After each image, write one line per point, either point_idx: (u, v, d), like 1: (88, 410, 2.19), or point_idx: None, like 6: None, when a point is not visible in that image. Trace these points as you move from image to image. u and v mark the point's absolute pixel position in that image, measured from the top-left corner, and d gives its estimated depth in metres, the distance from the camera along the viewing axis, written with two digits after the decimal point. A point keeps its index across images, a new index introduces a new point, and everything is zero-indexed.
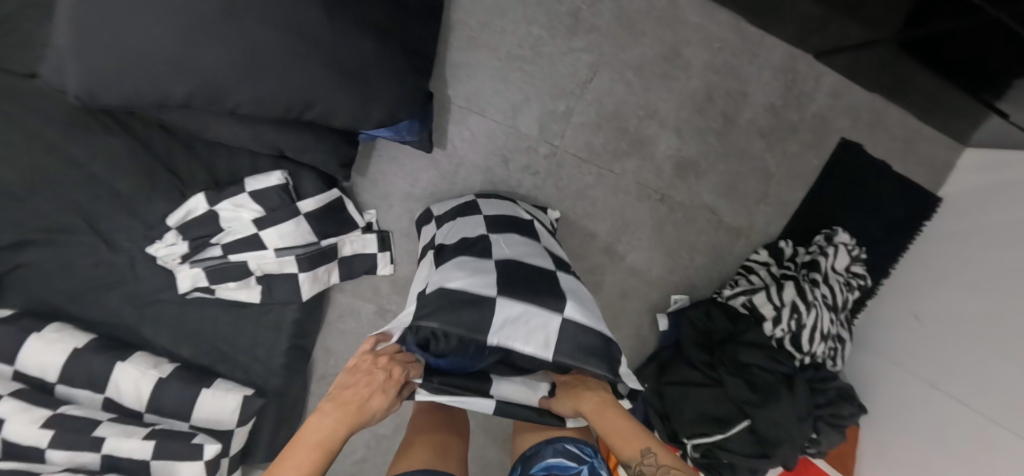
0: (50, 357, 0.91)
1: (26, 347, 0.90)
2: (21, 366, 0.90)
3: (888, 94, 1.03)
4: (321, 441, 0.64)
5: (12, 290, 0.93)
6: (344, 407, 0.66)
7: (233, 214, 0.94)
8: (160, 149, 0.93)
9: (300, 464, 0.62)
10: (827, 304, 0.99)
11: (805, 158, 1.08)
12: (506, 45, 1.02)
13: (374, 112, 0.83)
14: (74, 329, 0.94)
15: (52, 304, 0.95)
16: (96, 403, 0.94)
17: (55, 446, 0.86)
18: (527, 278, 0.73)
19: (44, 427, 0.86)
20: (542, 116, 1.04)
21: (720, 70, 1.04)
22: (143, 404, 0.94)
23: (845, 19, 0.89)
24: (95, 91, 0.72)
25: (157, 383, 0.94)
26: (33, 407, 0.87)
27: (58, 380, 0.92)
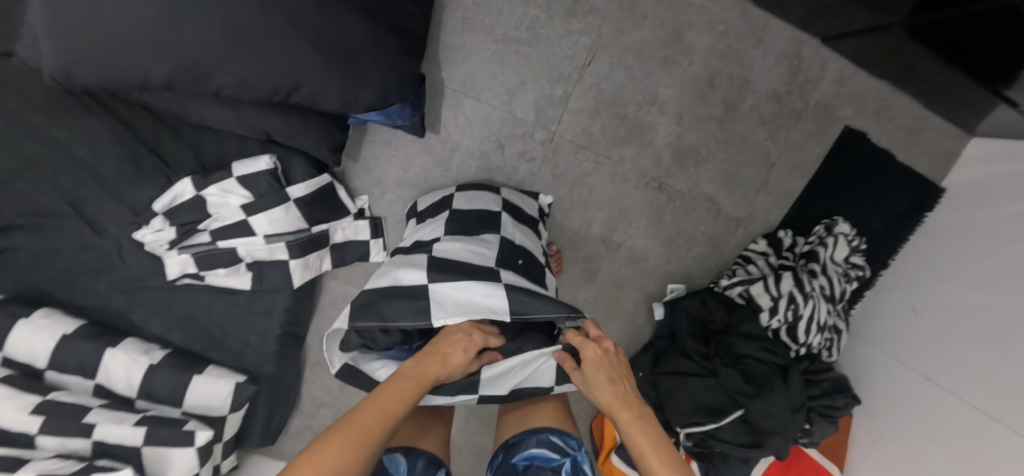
0: (39, 343, 0.90)
1: (13, 333, 0.89)
2: (10, 351, 0.89)
3: (894, 82, 1.00)
4: (412, 380, 0.68)
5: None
6: (430, 358, 0.71)
7: (221, 200, 0.92)
8: (146, 133, 0.91)
9: (393, 393, 0.65)
10: (825, 295, 0.98)
11: (807, 146, 1.05)
12: (502, 27, 0.99)
13: (363, 95, 0.80)
14: (63, 315, 0.93)
15: (39, 289, 0.94)
16: (87, 389, 0.93)
17: (44, 433, 0.85)
18: (462, 266, 0.76)
19: (34, 413, 0.85)
20: (538, 100, 1.01)
21: (723, 55, 1.01)
22: (135, 391, 0.94)
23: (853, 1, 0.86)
24: (72, 72, 0.69)
25: (147, 369, 0.94)
26: (23, 393, 0.87)
27: (47, 367, 0.91)
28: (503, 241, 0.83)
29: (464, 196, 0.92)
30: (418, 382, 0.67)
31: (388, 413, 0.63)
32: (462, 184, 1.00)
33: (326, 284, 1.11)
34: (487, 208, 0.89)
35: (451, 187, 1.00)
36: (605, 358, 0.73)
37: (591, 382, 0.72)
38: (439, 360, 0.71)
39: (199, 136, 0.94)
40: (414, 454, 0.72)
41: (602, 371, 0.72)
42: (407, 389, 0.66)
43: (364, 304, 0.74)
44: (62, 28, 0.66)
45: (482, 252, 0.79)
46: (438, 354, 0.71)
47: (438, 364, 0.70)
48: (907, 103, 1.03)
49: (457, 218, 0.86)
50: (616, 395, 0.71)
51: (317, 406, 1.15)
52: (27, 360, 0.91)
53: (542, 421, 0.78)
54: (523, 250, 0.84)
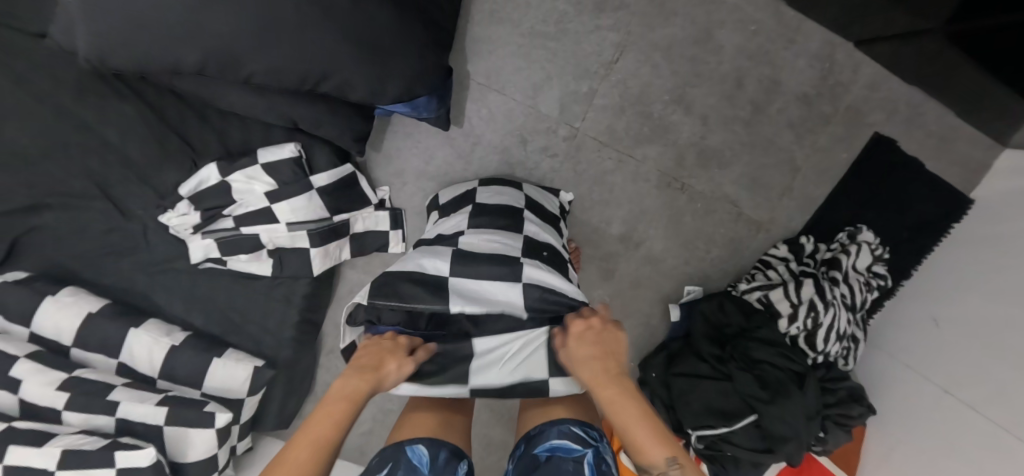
0: (65, 321, 0.92)
1: (41, 310, 0.91)
2: (38, 327, 0.92)
3: (927, 88, 0.98)
4: (343, 398, 0.64)
5: (27, 252, 0.93)
6: (361, 372, 0.67)
7: (245, 186, 0.92)
8: (173, 117, 0.92)
9: (325, 418, 0.62)
10: (846, 304, 0.97)
11: (834, 152, 1.04)
12: (530, 20, 0.98)
13: (390, 86, 0.80)
14: (88, 294, 0.95)
15: (66, 268, 0.96)
16: (111, 367, 0.95)
17: (70, 408, 0.87)
18: (485, 257, 0.77)
19: (61, 389, 0.87)
20: (563, 96, 1.00)
21: (753, 55, 0.99)
22: (156, 371, 0.96)
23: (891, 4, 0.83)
24: (105, 55, 0.69)
25: (169, 350, 0.95)
26: (49, 369, 0.89)
27: (73, 344, 0.93)
28: (526, 238, 0.83)
29: (486, 192, 0.92)
30: (348, 399, 0.64)
31: (320, 443, 0.60)
32: (485, 177, 1.00)
33: (344, 273, 1.12)
34: (511, 204, 0.89)
35: (473, 181, 1.00)
36: (592, 335, 0.70)
37: (577, 351, 0.68)
38: (375, 370, 0.66)
39: (226, 121, 0.95)
40: (436, 445, 0.71)
41: (588, 343, 0.69)
42: (338, 411, 0.63)
43: (385, 282, 0.75)
44: (98, 12, 0.66)
45: (506, 244, 0.80)
46: (365, 368, 0.67)
47: (373, 376, 0.66)
48: (939, 111, 1.01)
49: (479, 213, 0.86)
50: (599, 368, 0.67)
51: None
52: (54, 337, 0.93)
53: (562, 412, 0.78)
54: (548, 244, 0.84)
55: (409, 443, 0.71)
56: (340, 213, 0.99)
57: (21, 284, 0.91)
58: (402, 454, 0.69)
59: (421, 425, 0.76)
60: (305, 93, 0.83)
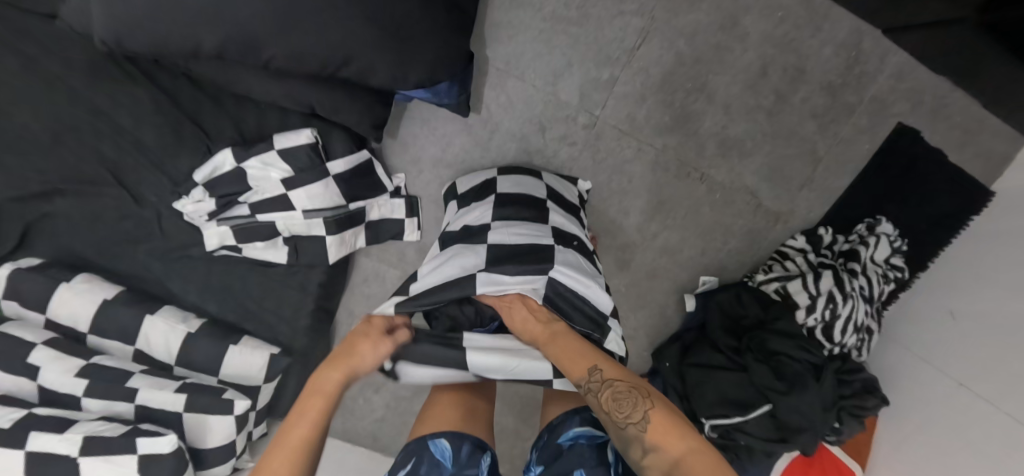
0: (81, 308, 0.91)
1: (57, 296, 0.90)
2: (55, 314, 0.91)
3: (955, 79, 0.96)
4: (320, 394, 0.66)
5: (42, 238, 0.92)
6: (334, 365, 0.68)
7: (261, 173, 0.91)
8: (187, 103, 0.90)
9: (303, 413, 0.64)
10: (864, 296, 0.97)
11: (856, 143, 1.02)
12: (552, 4, 0.95)
13: (411, 73, 0.78)
14: (103, 281, 0.94)
15: (81, 255, 0.95)
16: (128, 354, 0.95)
17: (90, 395, 0.87)
18: (517, 254, 0.77)
19: (80, 376, 0.87)
20: (584, 84, 0.98)
21: (779, 43, 0.97)
22: (173, 357, 0.96)
23: None
24: (121, 38, 0.67)
25: (186, 338, 0.95)
26: (68, 356, 0.89)
27: (90, 331, 0.93)
28: (553, 228, 0.82)
29: (506, 182, 0.91)
30: (326, 394, 0.66)
31: (300, 443, 0.61)
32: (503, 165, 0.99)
33: (358, 260, 1.11)
34: (533, 194, 0.88)
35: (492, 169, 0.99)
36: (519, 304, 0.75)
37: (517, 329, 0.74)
38: (349, 358, 0.69)
39: (241, 106, 0.93)
40: (459, 439, 0.72)
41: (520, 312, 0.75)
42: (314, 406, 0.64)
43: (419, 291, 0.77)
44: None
45: (537, 238, 0.79)
46: (338, 360, 0.68)
47: (346, 365, 0.68)
48: (966, 102, 0.99)
49: (501, 204, 0.85)
50: (544, 336, 0.72)
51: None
52: (71, 323, 0.93)
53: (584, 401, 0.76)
54: (575, 235, 0.84)
55: (432, 438, 0.72)
56: (356, 200, 0.98)
57: (37, 270, 0.90)
58: (426, 449, 0.71)
59: (443, 418, 0.76)
60: (324, 78, 0.81)
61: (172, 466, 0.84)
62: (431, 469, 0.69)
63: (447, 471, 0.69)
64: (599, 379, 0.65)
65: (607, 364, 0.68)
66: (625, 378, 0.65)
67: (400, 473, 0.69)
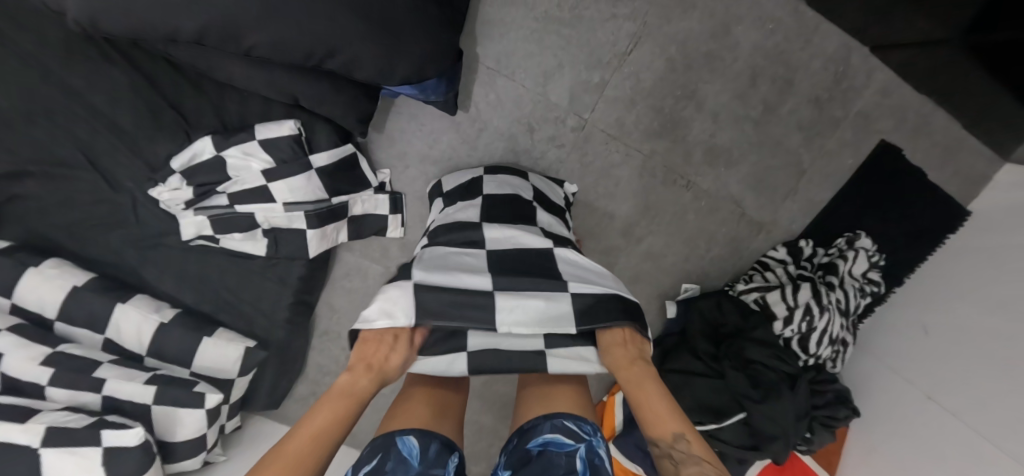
0: (48, 294, 0.88)
1: (23, 281, 0.87)
2: (21, 299, 0.88)
3: (937, 98, 0.97)
4: (349, 395, 0.63)
5: (11, 220, 0.89)
6: (362, 361, 0.66)
7: (241, 162, 0.88)
8: (167, 88, 0.87)
9: (328, 411, 0.61)
10: (840, 309, 0.98)
11: (840, 157, 1.03)
12: (545, 4, 0.94)
13: (399, 68, 0.77)
14: (73, 266, 0.92)
15: (51, 239, 0.92)
16: (97, 343, 0.93)
17: (54, 384, 0.84)
18: (513, 260, 0.74)
19: (44, 364, 0.84)
20: (574, 86, 0.98)
21: (769, 54, 0.97)
22: (144, 348, 0.93)
23: (912, 10, 0.82)
24: (96, 18, 0.65)
25: (159, 328, 0.93)
26: (32, 343, 0.86)
27: (57, 318, 0.90)
28: (543, 230, 0.81)
29: (492, 182, 0.90)
30: (355, 395, 0.63)
31: (324, 438, 0.59)
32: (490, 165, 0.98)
33: (340, 254, 1.10)
34: (518, 194, 0.88)
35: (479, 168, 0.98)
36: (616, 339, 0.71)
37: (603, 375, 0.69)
38: (377, 354, 0.66)
39: (224, 93, 0.90)
40: (427, 437, 0.70)
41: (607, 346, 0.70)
42: (340, 407, 0.62)
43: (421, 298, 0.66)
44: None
45: (531, 240, 0.76)
46: (366, 357, 0.66)
47: (378, 369, 0.65)
48: (947, 122, 1.00)
49: (487, 205, 0.84)
50: (624, 372, 0.67)
51: (323, 374, 1.16)
52: (37, 309, 0.90)
53: (561, 406, 0.73)
54: (565, 239, 0.82)
55: (399, 434, 0.69)
56: (339, 196, 0.96)
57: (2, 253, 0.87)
58: (393, 445, 0.68)
59: (414, 417, 0.74)
60: (309, 69, 0.79)
61: (140, 461, 0.82)
62: (397, 466, 0.65)
63: (414, 469, 0.65)
64: (686, 452, 0.58)
65: (693, 431, 0.60)
66: (713, 460, 0.57)
67: (365, 466, 0.65)
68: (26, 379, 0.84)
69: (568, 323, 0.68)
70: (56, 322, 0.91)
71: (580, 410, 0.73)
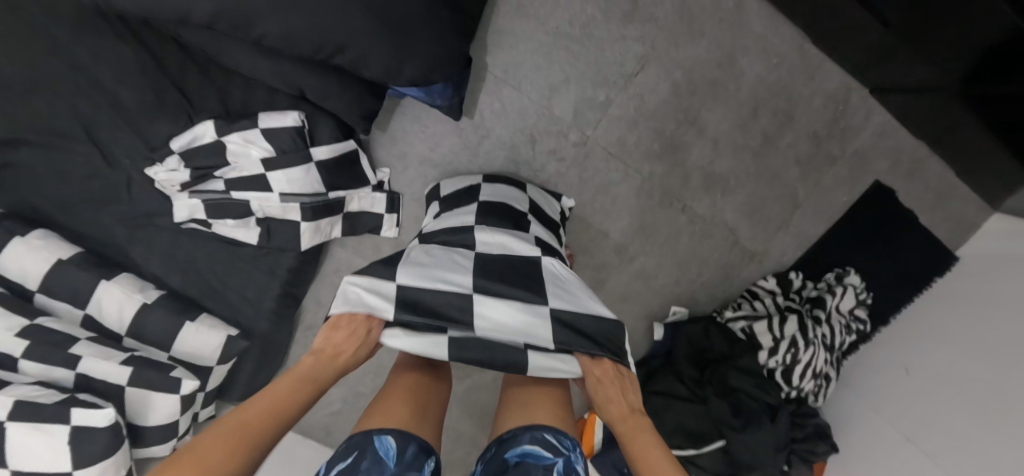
0: (33, 264, 0.87)
1: (8, 250, 0.86)
2: (2, 267, 0.87)
3: (932, 143, 0.99)
4: (309, 379, 0.62)
5: (3, 188, 0.88)
6: (321, 354, 0.64)
7: (241, 149, 0.88)
8: (174, 69, 0.87)
9: (283, 392, 0.59)
10: (826, 344, 0.99)
11: (835, 193, 1.05)
12: (556, 20, 0.96)
13: (406, 69, 0.77)
14: (60, 239, 0.91)
15: (42, 210, 0.91)
16: (76, 318, 0.91)
17: (28, 357, 0.83)
18: (502, 262, 0.74)
19: (20, 336, 0.83)
20: (579, 102, 0.99)
21: (772, 87, 0.99)
22: (124, 327, 0.92)
23: (913, 57, 0.84)
24: None
25: (141, 309, 0.92)
26: (9, 314, 0.84)
27: (38, 290, 0.89)
28: (535, 239, 0.81)
29: (490, 191, 0.91)
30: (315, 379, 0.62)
31: (273, 418, 0.56)
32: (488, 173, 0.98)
33: (331, 249, 1.09)
34: (514, 205, 0.88)
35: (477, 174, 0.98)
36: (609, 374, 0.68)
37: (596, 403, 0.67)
38: (341, 347, 0.65)
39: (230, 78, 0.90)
40: (406, 439, 0.69)
41: (602, 384, 0.67)
42: (298, 388, 0.60)
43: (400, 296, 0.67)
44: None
45: (521, 246, 0.76)
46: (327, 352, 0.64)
47: (343, 357, 0.64)
48: (940, 167, 1.02)
49: (483, 211, 0.84)
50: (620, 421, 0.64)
51: None
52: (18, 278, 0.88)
53: (543, 417, 0.72)
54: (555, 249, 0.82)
55: (378, 433, 0.68)
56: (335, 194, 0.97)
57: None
58: (370, 443, 0.67)
59: (394, 417, 0.73)
60: (316, 63, 0.80)
61: (106, 443, 0.81)
62: (372, 466, 0.64)
63: (389, 469, 0.64)
64: None
65: None
66: None
67: (339, 465, 0.63)
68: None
69: (546, 338, 0.67)
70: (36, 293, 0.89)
71: (561, 423, 0.72)
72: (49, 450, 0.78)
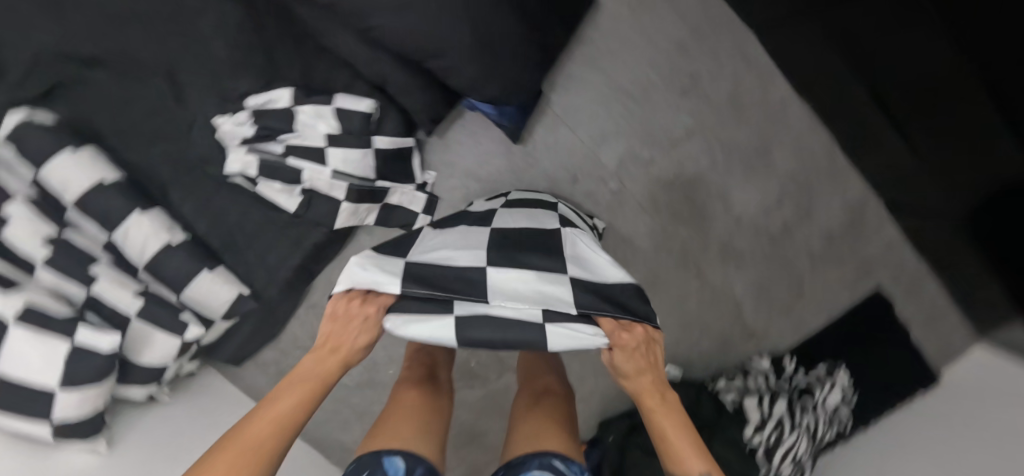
0: (76, 177, 0.88)
1: (58, 159, 0.88)
2: (45, 175, 0.88)
3: (933, 265, 1.08)
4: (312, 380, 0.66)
5: (64, 101, 0.90)
6: (328, 336, 0.68)
7: (310, 120, 0.94)
8: (269, 35, 0.94)
9: (288, 399, 0.64)
10: (809, 434, 1.01)
11: (838, 292, 1.11)
12: (621, 78, 1.05)
13: (488, 85, 0.84)
14: (108, 161, 0.92)
15: (95, 130, 0.93)
16: (99, 241, 0.92)
17: (48, 265, 0.82)
18: (520, 236, 0.79)
19: (47, 244, 0.83)
20: (625, 154, 1.06)
21: (799, 182, 1.08)
22: (144, 262, 0.93)
23: (928, 182, 0.93)
24: None
25: (165, 248, 0.93)
26: (40, 220, 0.84)
27: (72, 205, 0.90)
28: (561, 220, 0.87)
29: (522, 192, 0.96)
30: (319, 379, 0.66)
31: (285, 422, 0.62)
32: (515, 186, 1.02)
33: (356, 237, 1.12)
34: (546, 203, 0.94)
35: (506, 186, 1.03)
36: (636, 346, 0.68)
37: (624, 370, 0.69)
38: (345, 330, 0.68)
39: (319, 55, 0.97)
40: (414, 460, 0.72)
41: (631, 357, 0.68)
42: (302, 392, 0.65)
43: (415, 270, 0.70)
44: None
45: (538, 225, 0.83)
46: (335, 337, 0.68)
47: (344, 352, 0.68)
48: (935, 289, 1.10)
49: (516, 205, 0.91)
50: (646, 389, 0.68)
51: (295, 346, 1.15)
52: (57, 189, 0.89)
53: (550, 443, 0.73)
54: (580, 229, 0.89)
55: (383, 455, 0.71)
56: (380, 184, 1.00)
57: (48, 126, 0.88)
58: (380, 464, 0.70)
59: (397, 435, 0.76)
60: (407, 61, 0.86)
61: (97, 370, 0.80)
62: None
63: None
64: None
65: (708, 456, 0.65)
66: None
67: None
68: (19, 251, 0.82)
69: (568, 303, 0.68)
70: (70, 208, 0.90)
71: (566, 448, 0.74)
72: (45, 363, 0.77)
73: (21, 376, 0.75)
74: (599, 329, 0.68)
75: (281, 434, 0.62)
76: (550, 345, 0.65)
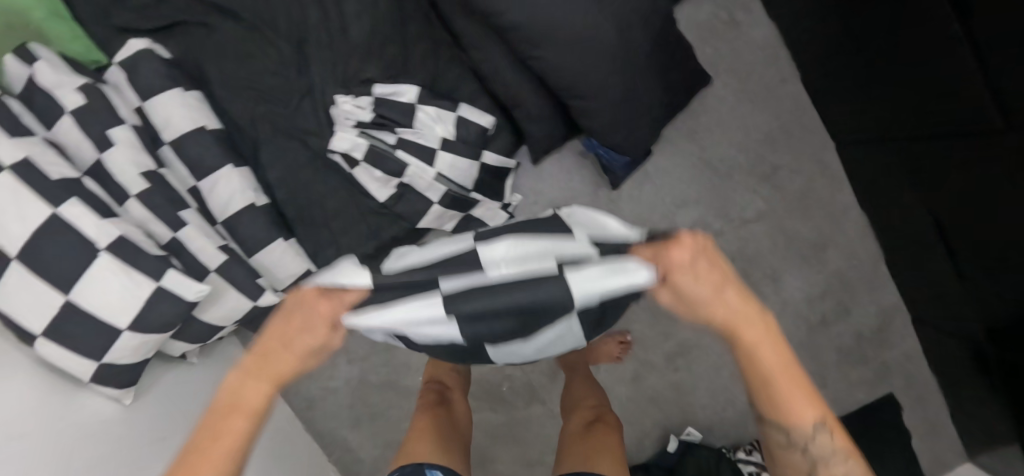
0: (179, 118, 0.90)
1: (165, 96, 0.90)
2: (150, 112, 0.89)
3: (944, 382, 1.17)
4: (264, 374, 0.54)
5: (197, 49, 0.95)
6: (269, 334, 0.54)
7: (429, 122, 0.96)
8: (410, 34, 0.98)
9: (231, 428, 0.54)
10: None
11: (855, 390, 1.20)
12: (709, 152, 1.13)
13: (616, 135, 0.90)
14: (209, 110, 0.95)
15: (212, 79, 0.97)
16: (185, 184, 0.92)
17: (139, 199, 0.80)
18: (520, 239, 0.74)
19: (143, 178, 0.81)
20: (698, 220, 1.14)
21: (844, 281, 1.17)
22: (222, 215, 0.92)
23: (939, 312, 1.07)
24: None
25: (249, 207, 0.94)
26: (139, 151, 0.83)
27: (168, 144, 0.89)
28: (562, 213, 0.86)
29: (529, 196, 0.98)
30: (274, 371, 0.54)
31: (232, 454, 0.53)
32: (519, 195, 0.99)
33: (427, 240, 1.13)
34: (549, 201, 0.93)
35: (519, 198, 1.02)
36: (699, 250, 0.52)
37: (721, 319, 0.53)
38: (293, 333, 0.54)
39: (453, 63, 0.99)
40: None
41: (686, 266, 0.51)
42: (241, 418, 0.54)
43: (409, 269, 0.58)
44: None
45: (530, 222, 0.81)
46: (275, 340, 0.54)
47: (289, 335, 0.54)
48: (941, 405, 1.20)
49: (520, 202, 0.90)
50: (762, 342, 0.54)
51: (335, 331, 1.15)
52: (161, 126, 0.89)
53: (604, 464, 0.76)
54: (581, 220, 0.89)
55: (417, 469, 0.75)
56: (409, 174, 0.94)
57: (162, 71, 0.90)
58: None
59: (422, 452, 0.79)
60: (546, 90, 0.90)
61: (170, 320, 0.76)
62: None
63: None
64: (823, 444, 0.57)
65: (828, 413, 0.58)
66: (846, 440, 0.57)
67: None
68: (115, 179, 0.79)
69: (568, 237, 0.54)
70: (167, 146, 0.90)
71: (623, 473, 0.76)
72: (120, 301, 0.73)
73: (94, 309, 0.72)
74: (641, 261, 0.51)
75: (234, 452, 0.54)
76: (574, 303, 0.51)
